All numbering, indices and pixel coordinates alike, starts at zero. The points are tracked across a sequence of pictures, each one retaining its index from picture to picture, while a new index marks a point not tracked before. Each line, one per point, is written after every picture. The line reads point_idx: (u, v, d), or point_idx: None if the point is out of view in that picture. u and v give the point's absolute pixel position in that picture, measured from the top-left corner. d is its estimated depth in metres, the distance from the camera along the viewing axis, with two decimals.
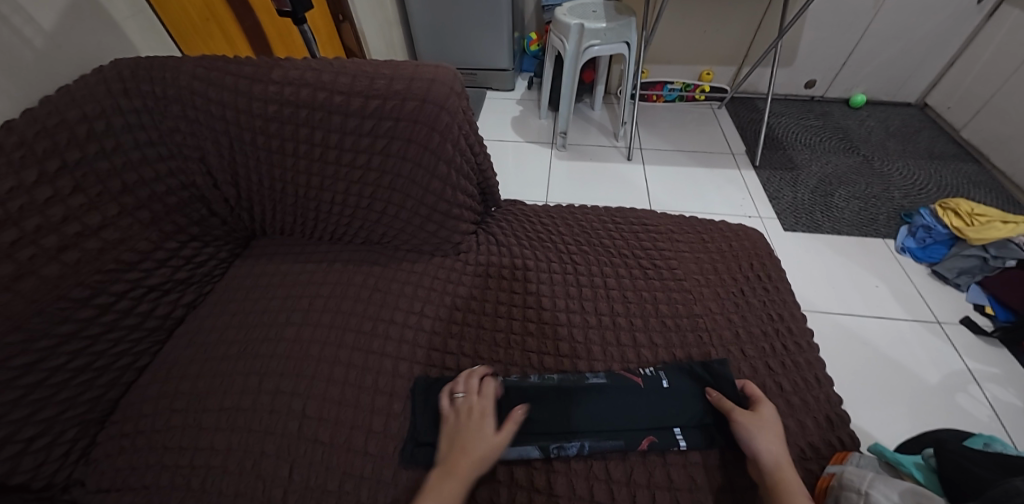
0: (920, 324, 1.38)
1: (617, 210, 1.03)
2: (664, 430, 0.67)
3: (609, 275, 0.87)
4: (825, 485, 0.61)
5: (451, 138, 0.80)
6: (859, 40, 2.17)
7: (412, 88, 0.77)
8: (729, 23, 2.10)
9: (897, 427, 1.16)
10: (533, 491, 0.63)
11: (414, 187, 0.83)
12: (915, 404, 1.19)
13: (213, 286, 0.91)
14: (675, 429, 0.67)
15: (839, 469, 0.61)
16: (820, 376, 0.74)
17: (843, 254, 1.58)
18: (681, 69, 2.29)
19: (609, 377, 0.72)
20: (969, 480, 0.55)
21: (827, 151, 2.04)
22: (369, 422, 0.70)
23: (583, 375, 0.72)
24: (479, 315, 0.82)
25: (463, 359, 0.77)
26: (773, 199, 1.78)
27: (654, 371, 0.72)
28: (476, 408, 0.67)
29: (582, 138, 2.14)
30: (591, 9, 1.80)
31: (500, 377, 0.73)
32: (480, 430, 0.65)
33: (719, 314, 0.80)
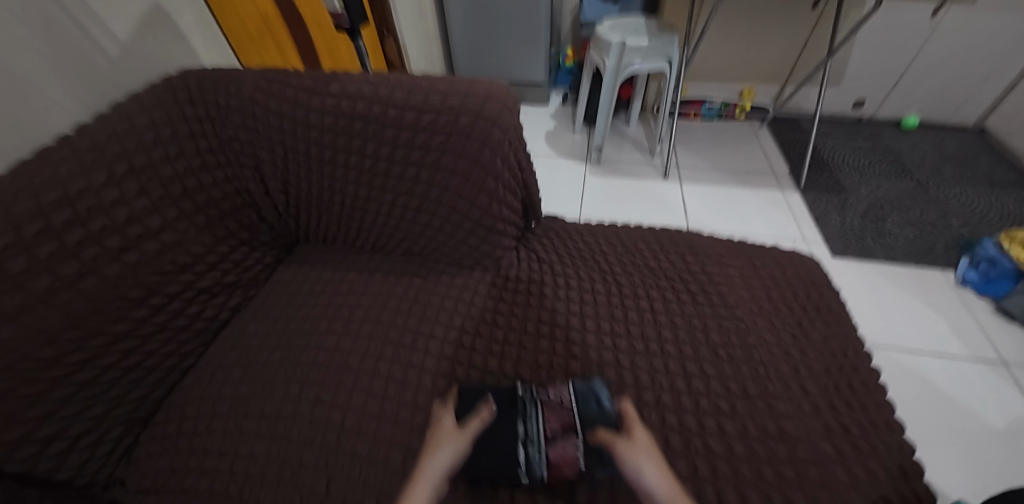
0: (985, 365, 1.28)
1: (662, 231, 1.01)
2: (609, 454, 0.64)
3: (655, 298, 0.84)
4: None
5: (502, 154, 0.79)
6: (912, 60, 2.09)
7: (466, 103, 0.77)
8: (774, 41, 2.06)
9: (960, 476, 1.06)
10: None
11: (461, 201, 0.83)
12: (980, 451, 1.10)
13: (257, 291, 0.92)
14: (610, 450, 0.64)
15: None
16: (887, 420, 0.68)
17: (896, 284, 1.50)
18: (721, 87, 2.24)
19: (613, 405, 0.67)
20: None
21: (876, 175, 1.94)
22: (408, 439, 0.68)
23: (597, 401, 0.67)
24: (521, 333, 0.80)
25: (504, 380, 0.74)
26: (819, 223, 1.71)
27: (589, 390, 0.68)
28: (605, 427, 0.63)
29: (616, 155, 2.11)
30: (632, 26, 1.79)
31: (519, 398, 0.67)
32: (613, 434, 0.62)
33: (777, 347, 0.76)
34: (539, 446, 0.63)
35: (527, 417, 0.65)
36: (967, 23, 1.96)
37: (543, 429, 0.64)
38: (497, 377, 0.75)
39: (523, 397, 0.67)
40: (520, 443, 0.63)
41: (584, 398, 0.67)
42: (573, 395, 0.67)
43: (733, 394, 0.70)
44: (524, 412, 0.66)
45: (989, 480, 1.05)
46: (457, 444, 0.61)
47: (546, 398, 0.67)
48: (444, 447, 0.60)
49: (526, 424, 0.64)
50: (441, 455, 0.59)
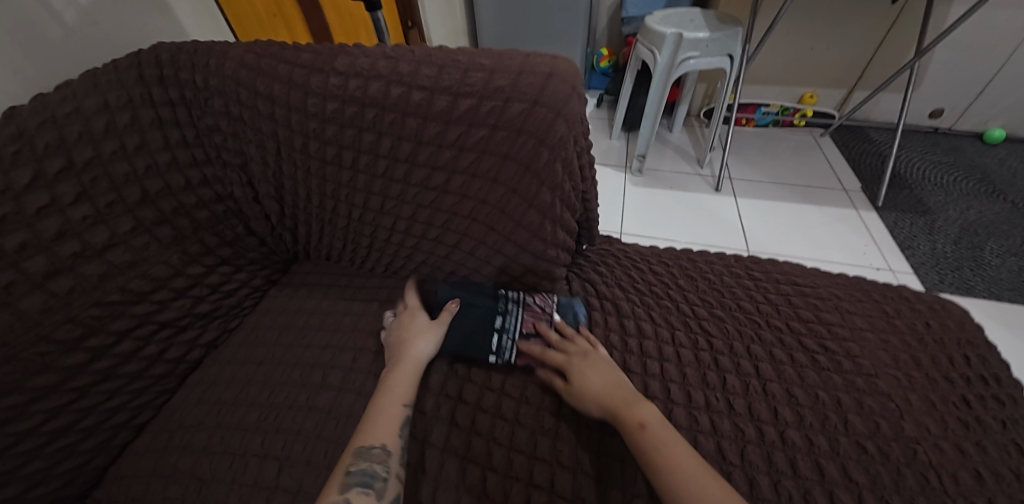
0: None
1: (751, 262, 0.80)
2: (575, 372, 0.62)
3: (760, 357, 0.62)
4: None
5: (564, 157, 0.59)
6: (1002, 67, 1.82)
7: (518, 84, 0.57)
8: (845, 38, 1.81)
9: None
10: None
11: (504, 219, 0.63)
12: None
13: (240, 322, 0.73)
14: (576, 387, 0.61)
15: None
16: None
17: (1009, 326, 1.24)
18: (778, 91, 2.01)
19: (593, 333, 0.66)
20: None
21: (965, 193, 1.68)
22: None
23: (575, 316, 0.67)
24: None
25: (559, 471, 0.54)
26: (904, 249, 1.46)
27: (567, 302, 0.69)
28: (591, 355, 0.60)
29: (659, 163, 1.89)
30: (687, 17, 1.58)
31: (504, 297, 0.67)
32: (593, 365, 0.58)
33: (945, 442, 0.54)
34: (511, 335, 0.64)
35: (506, 313, 0.66)
36: None
37: (519, 325, 0.65)
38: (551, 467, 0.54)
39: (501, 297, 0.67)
40: (495, 331, 0.64)
41: (561, 310, 0.67)
42: (552, 306, 0.68)
43: None
44: (503, 308, 0.66)
45: None
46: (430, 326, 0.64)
47: (530, 303, 0.67)
48: (422, 334, 0.62)
49: (504, 318, 0.65)
50: (417, 337, 0.61)
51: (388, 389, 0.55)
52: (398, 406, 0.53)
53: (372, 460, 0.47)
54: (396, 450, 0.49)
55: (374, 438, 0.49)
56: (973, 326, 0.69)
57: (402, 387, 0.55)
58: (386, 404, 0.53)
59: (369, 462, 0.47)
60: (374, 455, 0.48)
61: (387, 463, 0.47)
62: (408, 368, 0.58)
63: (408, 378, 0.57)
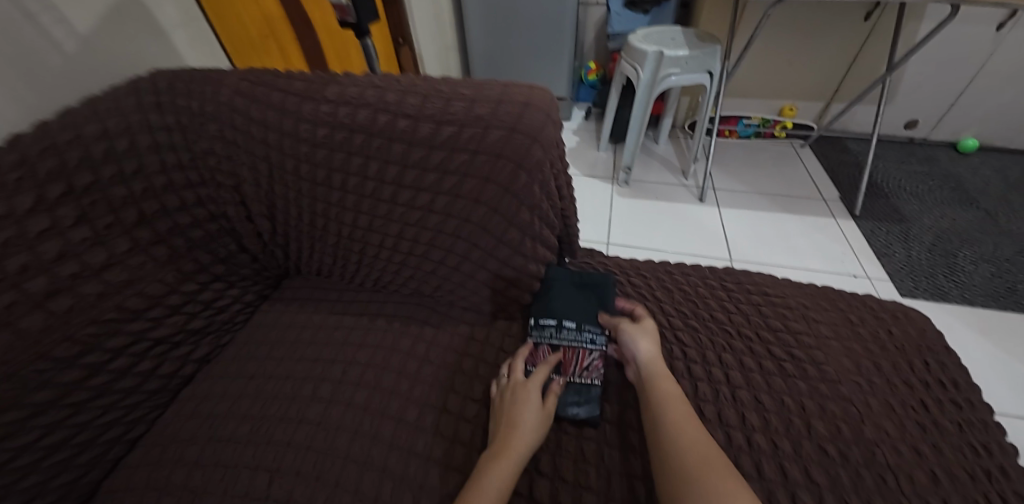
0: None
1: (725, 274, 0.84)
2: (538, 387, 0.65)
3: (730, 365, 0.66)
4: None
5: (541, 179, 0.63)
6: (971, 80, 1.89)
7: (498, 112, 0.60)
8: (822, 54, 1.88)
9: None
10: None
11: (486, 236, 0.66)
12: None
13: (232, 337, 0.75)
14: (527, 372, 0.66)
15: None
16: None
17: (980, 329, 1.29)
18: (759, 104, 2.07)
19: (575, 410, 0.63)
20: None
21: (940, 202, 1.74)
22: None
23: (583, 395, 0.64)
24: (559, 409, 0.63)
25: (539, 478, 0.57)
26: (881, 257, 1.51)
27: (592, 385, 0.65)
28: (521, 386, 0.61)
29: (645, 175, 1.94)
30: (668, 36, 1.64)
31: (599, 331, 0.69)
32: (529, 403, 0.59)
33: (901, 443, 0.58)
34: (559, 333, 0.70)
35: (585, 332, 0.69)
36: None
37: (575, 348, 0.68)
38: (531, 474, 0.57)
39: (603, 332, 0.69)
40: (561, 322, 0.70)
41: (582, 387, 0.65)
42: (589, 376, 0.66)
43: None
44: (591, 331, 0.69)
45: None
46: (539, 406, 0.59)
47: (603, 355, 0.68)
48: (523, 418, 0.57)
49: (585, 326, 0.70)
50: (530, 414, 0.57)
51: (486, 475, 0.51)
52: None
53: None
54: None
55: None
56: (931, 334, 0.73)
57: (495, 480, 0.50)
58: (478, 496, 0.48)
59: None
60: None
61: None
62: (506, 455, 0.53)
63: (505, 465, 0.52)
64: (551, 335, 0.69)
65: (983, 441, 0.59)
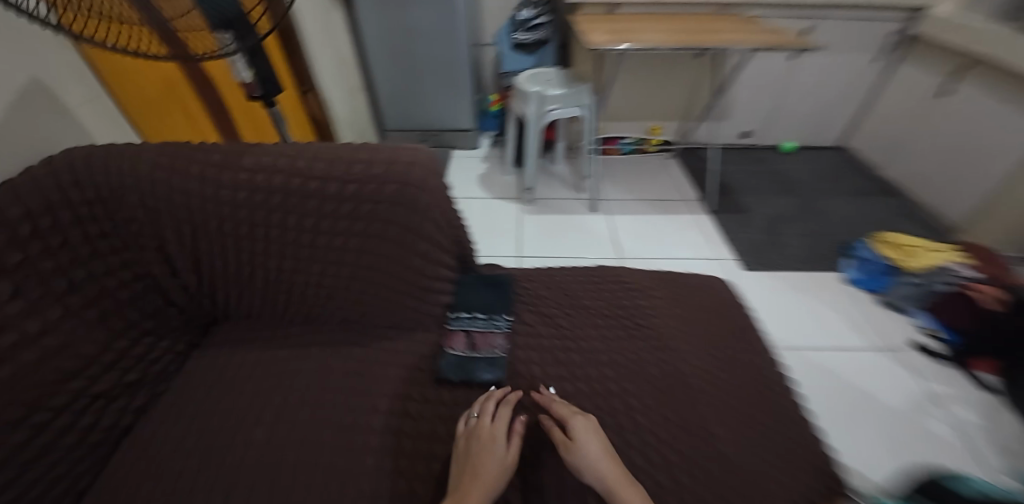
0: (885, 354, 1.41)
1: (594, 269, 1.05)
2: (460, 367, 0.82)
3: (596, 338, 0.88)
4: None
5: (431, 218, 0.80)
6: (782, 96, 2.29)
7: (390, 171, 0.77)
8: (672, 83, 2.26)
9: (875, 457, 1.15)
10: None
11: (396, 265, 0.82)
12: (883, 429, 1.21)
13: (166, 386, 0.83)
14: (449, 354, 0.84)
15: None
16: (805, 429, 0.76)
17: (800, 289, 1.65)
18: (633, 125, 2.43)
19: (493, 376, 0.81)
20: None
21: (771, 193, 2.16)
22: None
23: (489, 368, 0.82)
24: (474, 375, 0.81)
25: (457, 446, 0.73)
26: (732, 242, 1.88)
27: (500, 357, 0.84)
28: (487, 429, 0.70)
29: (549, 193, 2.20)
30: (546, 77, 1.92)
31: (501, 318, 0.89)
32: (493, 447, 0.67)
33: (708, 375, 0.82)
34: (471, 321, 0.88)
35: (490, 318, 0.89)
36: (823, 65, 2.16)
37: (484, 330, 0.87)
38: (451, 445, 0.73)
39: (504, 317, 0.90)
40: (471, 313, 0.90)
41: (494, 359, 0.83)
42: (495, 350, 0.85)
43: (670, 423, 0.74)
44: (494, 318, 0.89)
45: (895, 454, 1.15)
46: (502, 448, 0.68)
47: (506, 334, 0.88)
48: (490, 465, 0.65)
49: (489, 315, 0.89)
50: (492, 458, 0.66)
51: None
52: None
53: None
54: None
55: None
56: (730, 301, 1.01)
57: None
58: None
59: None
60: None
61: None
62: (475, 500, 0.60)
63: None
64: (465, 323, 0.88)
65: (760, 363, 0.85)
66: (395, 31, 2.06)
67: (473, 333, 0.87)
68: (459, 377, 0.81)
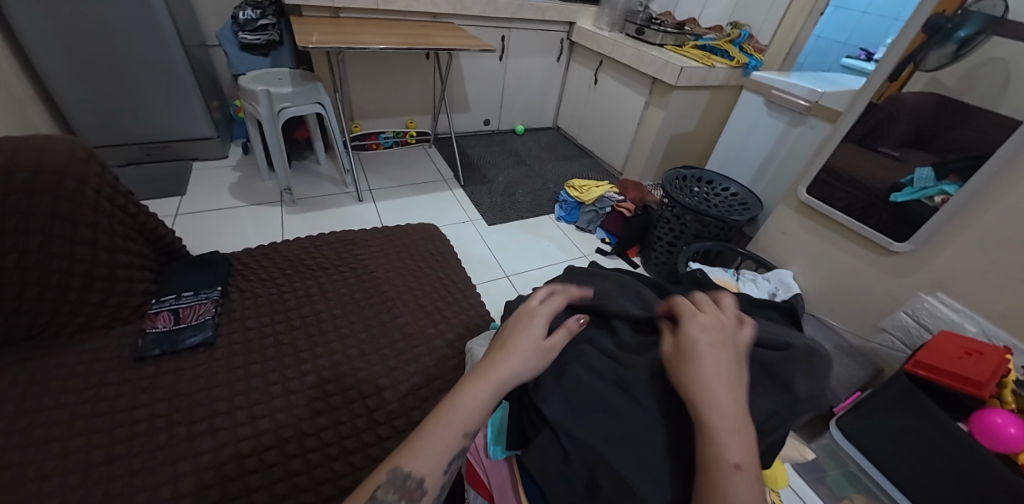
0: (580, 260, 1.95)
1: (318, 236, 1.28)
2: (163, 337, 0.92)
3: (310, 287, 1.11)
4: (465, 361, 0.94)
5: (87, 204, 0.86)
6: (502, 90, 2.81)
7: (16, 159, 0.79)
8: (410, 81, 2.53)
9: None
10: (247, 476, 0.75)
11: (56, 259, 0.84)
12: None
13: None
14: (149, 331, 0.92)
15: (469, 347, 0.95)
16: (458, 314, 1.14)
17: (524, 230, 2.11)
18: (388, 121, 2.65)
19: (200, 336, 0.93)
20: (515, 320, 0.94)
21: (507, 166, 2.65)
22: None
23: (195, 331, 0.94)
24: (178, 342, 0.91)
25: (159, 406, 0.82)
26: (478, 205, 2.27)
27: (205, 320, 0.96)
28: (531, 309, 0.65)
29: (315, 191, 2.25)
30: (275, 77, 1.97)
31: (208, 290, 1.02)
32: (529, 327, 0.62)
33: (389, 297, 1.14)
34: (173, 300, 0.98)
35: (194, 293, 1.01)
36: (522, 64, 2.72)
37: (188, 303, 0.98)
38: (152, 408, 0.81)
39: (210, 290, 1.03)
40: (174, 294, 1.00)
41: (199, 323, 0.95)
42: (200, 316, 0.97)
43: (370, 326, 1.05)
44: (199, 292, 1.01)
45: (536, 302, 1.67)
46: (537, 331, 0.61)
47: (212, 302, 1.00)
48: (516, 352, 0.58)
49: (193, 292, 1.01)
50: (523, 341, 0.60)
51: (463, 396, 0.55)
52: (454, 431, 0.54)
53: (401, 485, 0.52)
54: (432, 485, 0.53)
55: (413, 467, 0.53)
56: (433, 242, 1.35)
57: (470, 408, 0.55)
58: (453, 415, 0.55)
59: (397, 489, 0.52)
60: (405, 483, 0.53)
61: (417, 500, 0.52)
62: (489, 384, 0.56)
63: (483, 394, 0.55)
64: (169, 304, 0.97)
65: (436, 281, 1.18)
66: (69, 28, 1.76)
67: (178, 309, 0.96)
68: (162, 348, 0.90)
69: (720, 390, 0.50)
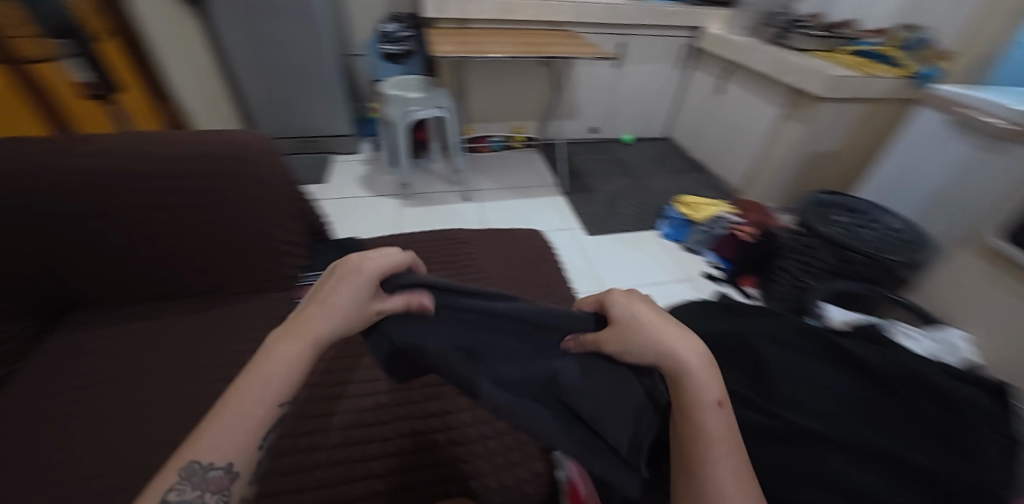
0: (688, 283, 1.84)
1: (438, 232, 1.35)
2: None
3: (429, 278, 1.16)
4: None
5: (269, 188, 1.03)
6: (615, 97, 2.76)
7: (226, 150, 0.99)
8: (524, 87, 2.60)
9: None
10: None
11: (241, 230, 1.02)
12: None
13: (23, 361, 0.90)
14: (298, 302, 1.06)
15: None
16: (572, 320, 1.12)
17: (625, 244, 2.05)
18: (498, 125, 2.74)
19: None
20: None
21: (613, 176, 2.59)
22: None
23: None
24: None
25: None
26: (579, 214, 2.26)
27: None
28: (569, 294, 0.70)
29: (427, 188, 2.42)
30: (410, 83, 2.17)
31: None
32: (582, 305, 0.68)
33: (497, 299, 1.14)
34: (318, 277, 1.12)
35: None
36: (639, 70, 2.64)
37: None
38: None
39: None
40: (320, 271, 1.14)
41: None
42: None
43: None
44: None
45: None
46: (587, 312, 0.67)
47: None
48: (318, 313, 0.58)
49: None
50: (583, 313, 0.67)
51: (273, 357, 0.55)
52: (275, 399, 0.53)
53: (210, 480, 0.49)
54: (242, 469, 0.50)
55: (207, 448, 0.49)
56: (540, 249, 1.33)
57: (267, 377, 0.54)
58: (252, 384, 0.53)
59: (206, 479, 0.49)
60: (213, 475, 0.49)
61: (223, 491, 0.49)
62: (301, 342, 0.56)
63: (298, 351, 0.56)
64: (314, 278, 1.11)
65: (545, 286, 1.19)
66: (255, 39, 2.12)
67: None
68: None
69: (709, 383, 0.53)
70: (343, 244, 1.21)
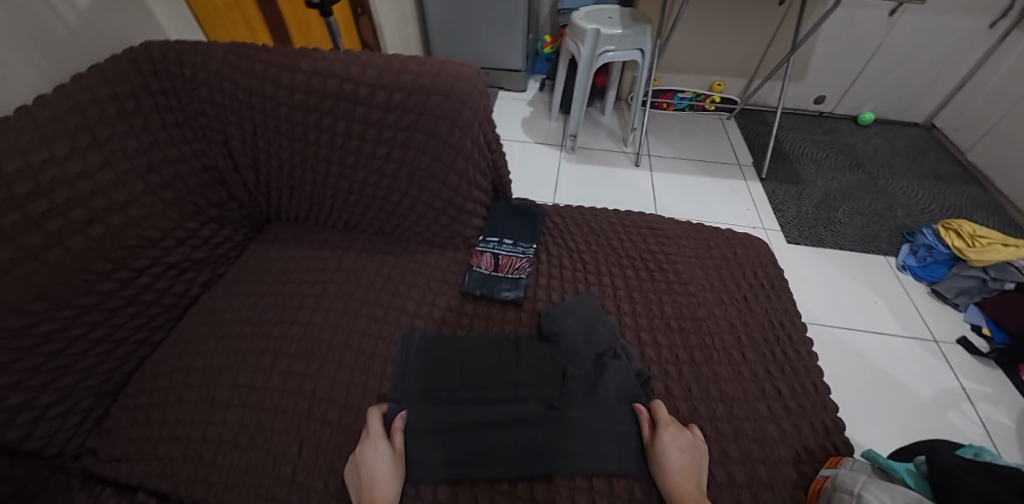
0: (917, 342, 1.41)
1: (627, 213, 1.12)
2: (487, 282, 0.92)
3: (617, 275, 0.95)
4: (819, 486, 0.66)
5: (470, 134, 0.87)
6: (870, 59, 2.07)
7: (436, 83, 0.83)
8: (743, 36, 2.08)
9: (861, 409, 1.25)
10: (534, 481, 0.68)
11: (432, 180, 0.90)
12: (867, 385, 1.30)
13: (227, 268, 0.94)
14: (474, 269, 0.95)
15: (832, 473, 0.67)
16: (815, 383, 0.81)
17: (844, 269, 1.61)
18: (692, 79, 2.28)
19: (517, 294, 0.91)
20: (940, 471, 0.60)
21: (833, 167, 2.02)
22: (361, 403, 0.74)
23: (510, 286, 0.92)
24: (495, 292, 0.91)
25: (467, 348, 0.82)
26: (778, 211, 1.82)
27: (520, 278, 0.93)
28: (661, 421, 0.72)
29: (591, 142, 2.15)
30: (607, 15, 1.83)
31: (531, 248, 0.99)
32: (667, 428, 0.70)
33: (707, 329, 0.87)
34: (500, 246, 0.98)
35: (516, 244, 0.99)
36: (925, 24, 1.93)
37: (510, 254, 0.97)
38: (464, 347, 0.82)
39: (528, 247, 0.99)
40: (500, 238, 1.00)
41: (516, 281, 0.93)
42: (517, 272, 0.94)
43: (680, 361, 0.82)
44: (522, 247, 0.99)
45: (870, 409, 1.25)
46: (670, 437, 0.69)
47: (528, 261, 0.97)
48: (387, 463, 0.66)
49: (516, 243, 0.99)
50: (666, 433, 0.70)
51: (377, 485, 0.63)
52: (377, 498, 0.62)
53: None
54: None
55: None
56: (761, 266, 1.00)
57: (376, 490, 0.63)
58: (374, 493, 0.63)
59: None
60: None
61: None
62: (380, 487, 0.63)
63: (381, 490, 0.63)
64: (493, 247, 0.98)
65: (768, 321, 0.90)
66: None
67: (499, 255, 0.97)
68: (481, 291, 0.91)
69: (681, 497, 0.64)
70: (522, 212, 1.06)
